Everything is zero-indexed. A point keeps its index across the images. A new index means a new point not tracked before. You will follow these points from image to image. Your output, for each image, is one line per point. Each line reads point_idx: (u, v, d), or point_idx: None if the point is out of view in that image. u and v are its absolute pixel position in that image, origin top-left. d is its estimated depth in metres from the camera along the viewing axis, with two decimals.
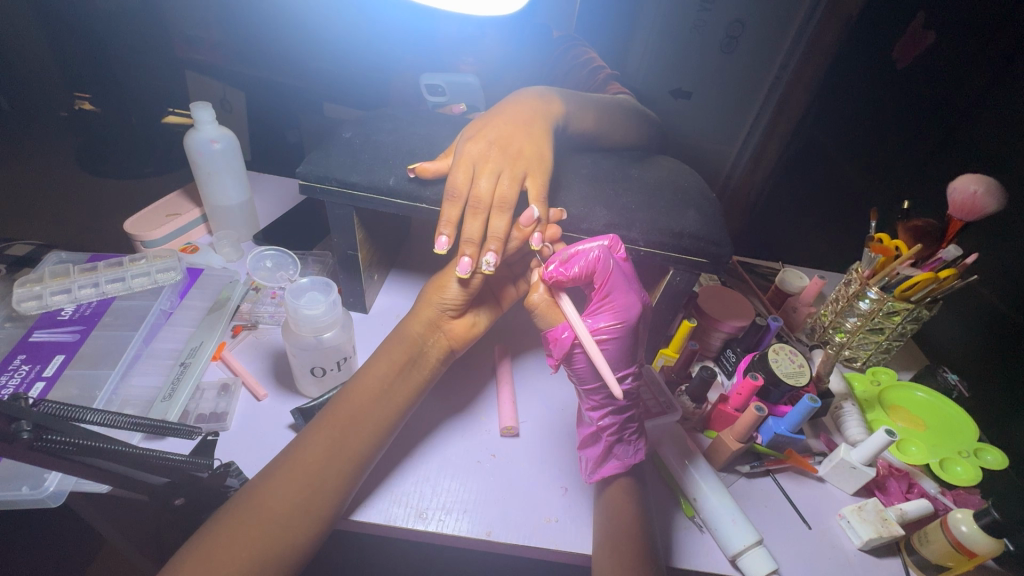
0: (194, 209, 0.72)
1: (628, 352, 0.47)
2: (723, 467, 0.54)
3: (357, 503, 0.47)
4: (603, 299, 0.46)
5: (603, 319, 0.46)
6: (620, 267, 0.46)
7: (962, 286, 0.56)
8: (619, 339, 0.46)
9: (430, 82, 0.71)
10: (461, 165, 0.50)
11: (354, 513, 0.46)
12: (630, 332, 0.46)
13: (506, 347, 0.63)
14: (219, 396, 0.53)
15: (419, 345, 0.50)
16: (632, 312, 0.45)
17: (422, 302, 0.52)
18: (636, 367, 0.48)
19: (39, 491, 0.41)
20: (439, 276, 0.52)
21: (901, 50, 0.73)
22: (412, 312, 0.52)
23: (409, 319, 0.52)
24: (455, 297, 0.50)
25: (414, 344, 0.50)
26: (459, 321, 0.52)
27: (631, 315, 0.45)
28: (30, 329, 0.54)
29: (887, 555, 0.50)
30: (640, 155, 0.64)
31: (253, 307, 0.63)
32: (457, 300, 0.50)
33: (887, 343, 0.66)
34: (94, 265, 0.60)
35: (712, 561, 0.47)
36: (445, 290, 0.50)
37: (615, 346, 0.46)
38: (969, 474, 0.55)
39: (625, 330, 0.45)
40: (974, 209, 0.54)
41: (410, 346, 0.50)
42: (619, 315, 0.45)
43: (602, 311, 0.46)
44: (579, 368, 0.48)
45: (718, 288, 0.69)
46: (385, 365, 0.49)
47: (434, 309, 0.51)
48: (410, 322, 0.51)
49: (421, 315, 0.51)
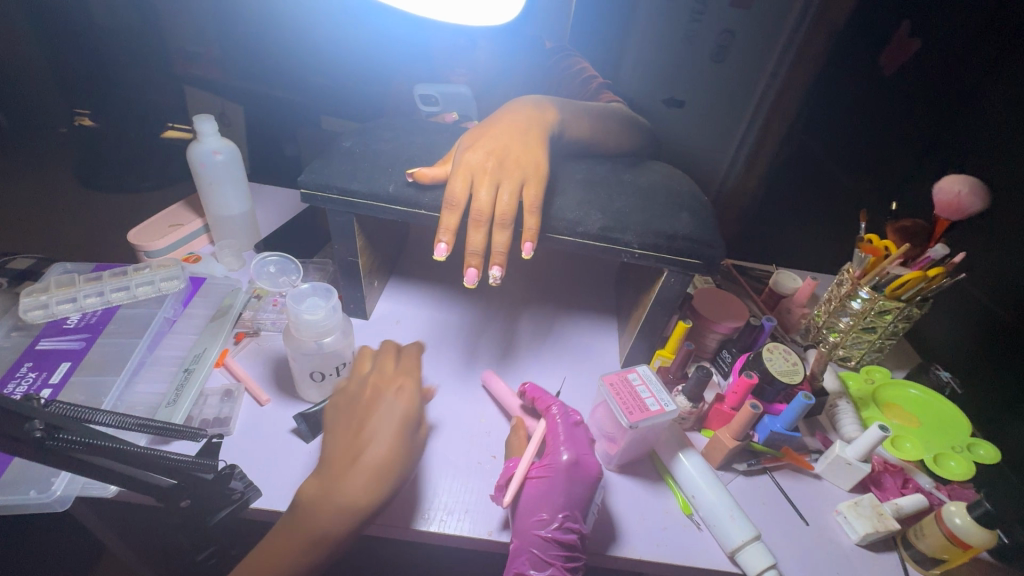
0: (196, 219, 0.73)
1: (583, 505, 0.46)
2: (720, 464, 0.55)
3: (393, 508, 0.47)
4: (555, 441, 0.49)
5: (567, 451, 0.48)
6: (576, 426, 0.51)
7: (951, 284, 0.57)
8: (571, 477, 0.46)
9: (423, 92, 0.74)
10: (460, 175, 0.51)
11: (407, 519, 0.46)
12: (591, 482, 0.47)
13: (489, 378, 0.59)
14: (222, 401, 0.54)
15: (359, 455, 0.44)
16: (578, 463, 0.47)
17: (368, 419, 0.46)
18: (576, 530, 0.45)
19: (47, 494, 0.41)
20: (382, 383, 0.50)
21: (887, 57, 0.75)
22: (338, 422, 0.47)
23: (346, 423, 0.47)
24: (405, 409, 0.47)
25: (354, 457, 0.44)
26: (417, 434, 0.48)
27: (595, 472, 0.47)
28: (36, 338, 0.55)
29: (884, 549, 0.51)
30: (633, 161, 0.65)
31: (255, 314, 0.64)
32: (406, 409, 0.47)
33: (880, 342, 0.67)
34: (99, 275, 0.61)
35: (711, 558, 0.48)
36: (400, 399, 0.48)
37: (559, 480, 0.46)
38: (962, 469, 0.55)
39: (579, 468, 0.47)
40: (959, 207, 0.57)
41: (346, 460, 0.44)
42: (566, 452, 0.48)
43: (553, 452, 0.49)
44: (530, 490, 0.47)
45: (713, 291, 0.70)
46: (361, 487, 0.42)
47: (383, 435, 0.45)
48: (371, 447, 0.44)
49: (376, 439, 0.45)
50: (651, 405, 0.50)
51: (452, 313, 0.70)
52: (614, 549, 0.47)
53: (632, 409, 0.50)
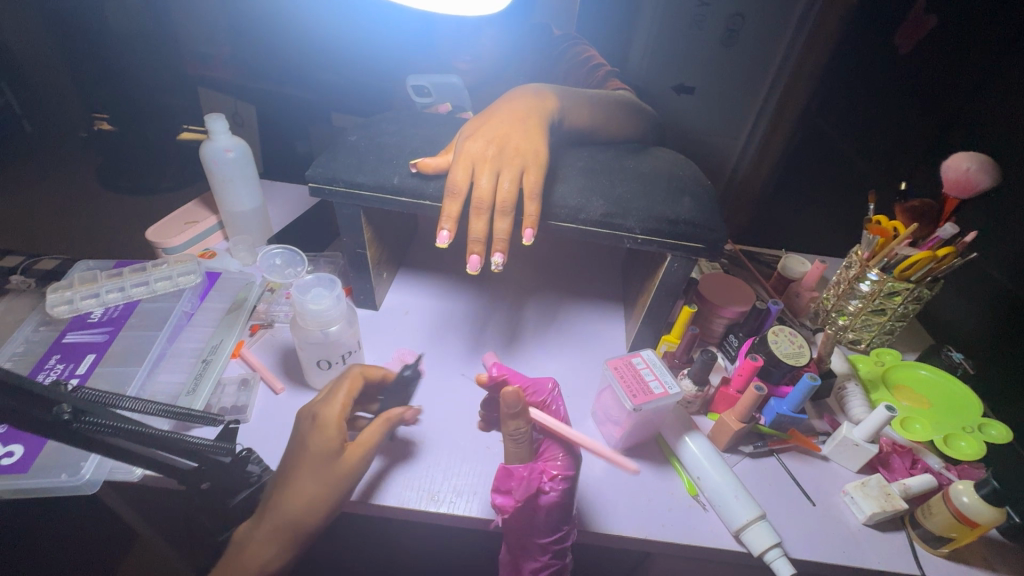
0: (211, 216, 0.75)
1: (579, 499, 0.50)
2: (726, 447, 0.56)
3: (373, 487, 0.48)
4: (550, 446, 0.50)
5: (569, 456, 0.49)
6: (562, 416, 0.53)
7: (962, 264, 0.57)
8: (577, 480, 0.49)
9: (416, 83, 0.75)
10: (461, 164, 0.52)
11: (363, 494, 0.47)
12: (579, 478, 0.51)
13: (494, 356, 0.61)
14: (240, 390, 0.56)
15: (274, 503, 0.43)
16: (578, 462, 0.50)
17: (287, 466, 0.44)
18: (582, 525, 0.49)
19: (77, 477, 0.44)
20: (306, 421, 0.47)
21: (902, 35, 0.74)
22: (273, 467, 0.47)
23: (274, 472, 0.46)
24: (317, 453, 0.44)
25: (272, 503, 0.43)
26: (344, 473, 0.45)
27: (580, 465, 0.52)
28: (63, 331, 0.57)
29: (891, 529, 0.51)
30: (636, 148, 0.66)
31: (269, 307, 0.66)
32: (318, 452, 0.44)
33: (890, 324, 0.67)
34: (120, 271, 0.64)
35: (717, 537, 0.48)
36: (315, 440, 0.44)
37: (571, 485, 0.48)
38: (974, 449, 0.55)
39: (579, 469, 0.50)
40: (969, 185, 0.56)
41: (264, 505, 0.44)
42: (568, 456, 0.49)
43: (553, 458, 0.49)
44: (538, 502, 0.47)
45: (719, 276, 0.70)
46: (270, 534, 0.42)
47: (297, 479, 0.43)
48: (283, 497, 0.43)
49: (289, 484, 0.43)
50: (654, 388, 0.51)
51: (459, 302, 0.71)
52: (615, 527, 0.48)
53: (636, 392, 0.50)
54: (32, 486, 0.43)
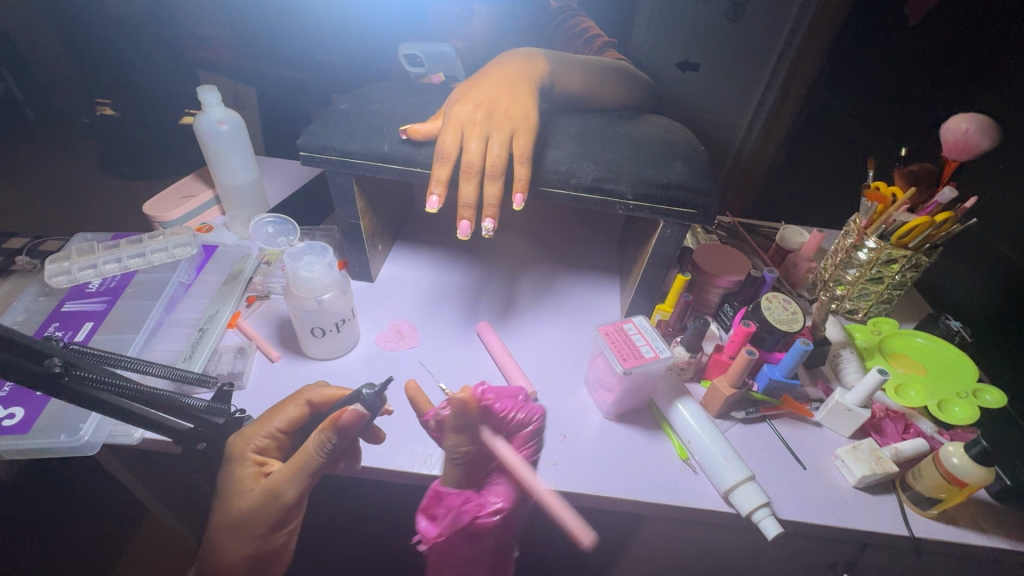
0: (206, 190, 0.76)
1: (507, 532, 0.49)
2: (718, 412, 0.56)
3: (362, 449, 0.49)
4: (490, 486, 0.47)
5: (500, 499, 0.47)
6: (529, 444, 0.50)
7: (960, 230, 0.56)
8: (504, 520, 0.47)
9: (408, 52, 0.74)
10: (450, 129, 0.52)
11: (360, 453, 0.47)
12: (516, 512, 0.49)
13: (489, 325, 0.62)
14: (235, 357, 0.57)
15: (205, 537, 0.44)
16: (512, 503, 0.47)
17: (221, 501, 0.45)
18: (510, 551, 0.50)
19: (76, 439, 0.45)
20: None
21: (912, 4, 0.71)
22: None
23: None
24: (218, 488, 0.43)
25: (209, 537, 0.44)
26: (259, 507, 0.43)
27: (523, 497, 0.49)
28: (62, 300, 0.58)
29: (881, 492, 0.51)
30: (630, 115, 0.65)
31: (265, 278, 0.66)
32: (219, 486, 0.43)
33: (888, 292, 0.66)
34: (116, 243, 0.64)
35: (706, 498, 0.49)
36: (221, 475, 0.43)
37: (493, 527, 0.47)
38: (967, 414, 0.55)
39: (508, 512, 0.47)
40: (968, 147, 0.55)
41: None
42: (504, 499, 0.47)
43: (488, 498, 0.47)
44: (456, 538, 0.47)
45: (715, 245, 0.70)
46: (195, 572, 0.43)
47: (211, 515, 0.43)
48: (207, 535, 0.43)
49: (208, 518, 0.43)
50: (645, 352, 0.51)
51: (455, 273, 0.71)
52: (606, 489, 0.49)
53: (627, 355, 0.51)
54: (32, 446, 0.44)
